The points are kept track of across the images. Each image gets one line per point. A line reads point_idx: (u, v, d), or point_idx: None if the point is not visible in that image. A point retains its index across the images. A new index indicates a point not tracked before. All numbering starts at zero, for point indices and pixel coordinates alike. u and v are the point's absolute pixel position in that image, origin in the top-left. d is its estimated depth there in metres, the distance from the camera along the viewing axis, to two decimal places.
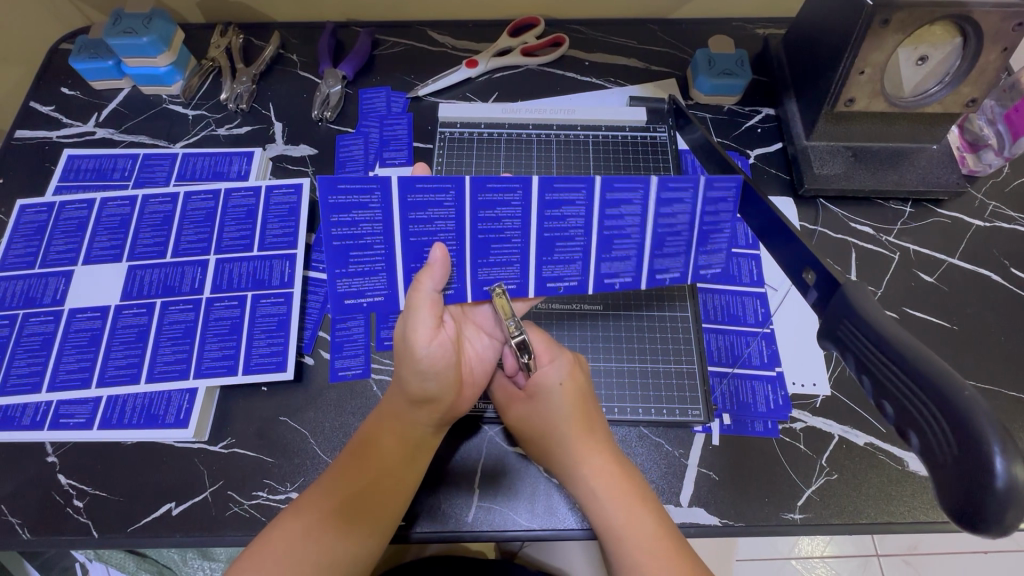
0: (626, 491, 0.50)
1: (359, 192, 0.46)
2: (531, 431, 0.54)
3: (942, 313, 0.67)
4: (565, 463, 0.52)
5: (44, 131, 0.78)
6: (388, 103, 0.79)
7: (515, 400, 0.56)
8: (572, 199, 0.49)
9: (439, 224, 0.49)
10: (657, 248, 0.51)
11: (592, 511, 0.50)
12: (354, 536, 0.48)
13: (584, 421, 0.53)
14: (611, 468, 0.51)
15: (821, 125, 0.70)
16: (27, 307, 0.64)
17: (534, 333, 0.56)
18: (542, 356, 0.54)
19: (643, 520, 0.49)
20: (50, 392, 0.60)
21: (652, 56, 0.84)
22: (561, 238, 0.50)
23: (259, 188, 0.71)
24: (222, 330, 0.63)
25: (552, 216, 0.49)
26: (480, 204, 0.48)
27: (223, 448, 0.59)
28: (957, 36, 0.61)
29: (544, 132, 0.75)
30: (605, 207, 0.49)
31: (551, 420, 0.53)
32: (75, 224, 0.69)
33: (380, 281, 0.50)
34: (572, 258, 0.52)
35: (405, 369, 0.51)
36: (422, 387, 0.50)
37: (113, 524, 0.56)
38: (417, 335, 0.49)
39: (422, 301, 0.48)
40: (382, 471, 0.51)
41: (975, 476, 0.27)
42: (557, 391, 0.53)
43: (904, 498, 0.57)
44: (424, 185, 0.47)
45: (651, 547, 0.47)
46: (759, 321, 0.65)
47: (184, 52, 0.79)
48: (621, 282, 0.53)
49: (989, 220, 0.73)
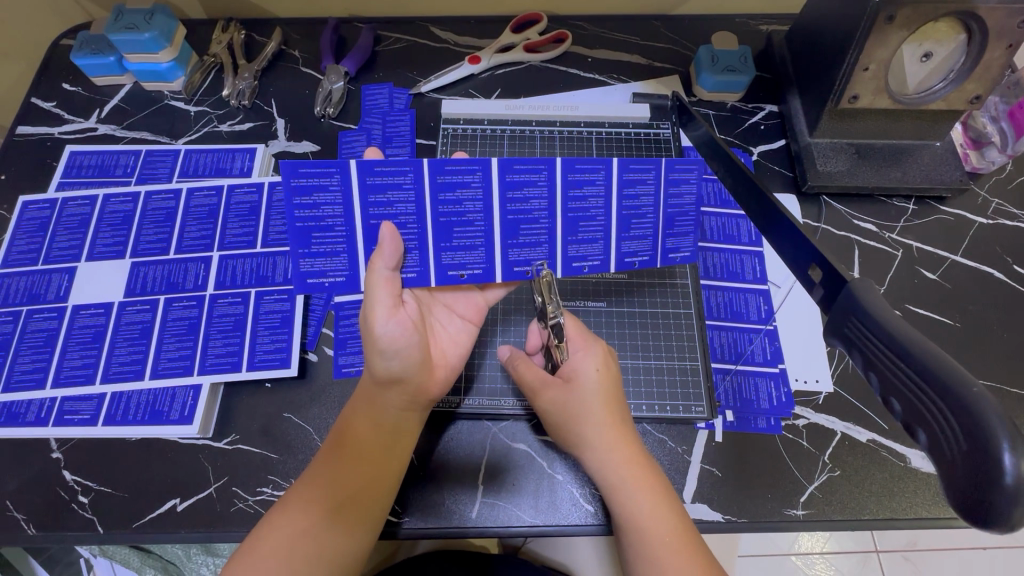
0: (649, 484, 0.51)
1: (319, 175, 0.46)
2: (562, 417, 0.53)
3: (944, 311, 0.67)
4: (595, 451, 0.52)
5: (46, 127, 0.77)
6: (390, 99, 0.78)
7: (548, 385, 0.54)
8: (533, 180, 0.49)
9: (399, 207, 0.48)
10: (624, 231, 0.52)
11: (615, 502, 0.50)
12: (342, 528, 0.48)
13: (616, 410, 0.53)
14: (636, 460, 0.52)
15: (825, 121, 0.70)
16: (30, 303, 0.64)
17: (569, 320, 0.57)
18: (576, 343, 0.55)
19: (665, 513, 0.49)
20: (54, 389, 0.60)
21: (655, 52, 0.84)
22: (525, 220, 0.50)
23: (261, 184, 0.71)
24: (225, 327, 0.63)
25: (514, 198, 0.49)
26: (439, 186, 0.48)
27: (227, 444, 0.59)
28: (962, 33, 0.61)
29: (547, 129, 0.75)
30: (568, 190, 0.49)
31: (586, 407, 0.52)
32: (77, 220, 0.69)
33: (341, 262, 0.50)
34: (538, 241, 0.51)
35: (369, 350, 0.51)
36: (385, 367, 0.51)
37: (118, 520, 0.56)
38: (376, 314, 0.49)
39: (377, 280, 0.48)
40: (361, 462, 0.51)
41: (983, 474, 0.27)
42: (594, 379, 0.53)
43: (906, 494, 0.58)
44: (383, 167, 0.46)
45: (671, 540, 0.48)
46: (762, 317, 0.66)
47: (186, 48, 0.79)
48: (590, 265, 0.53)
49: (992, 217, 0.73)
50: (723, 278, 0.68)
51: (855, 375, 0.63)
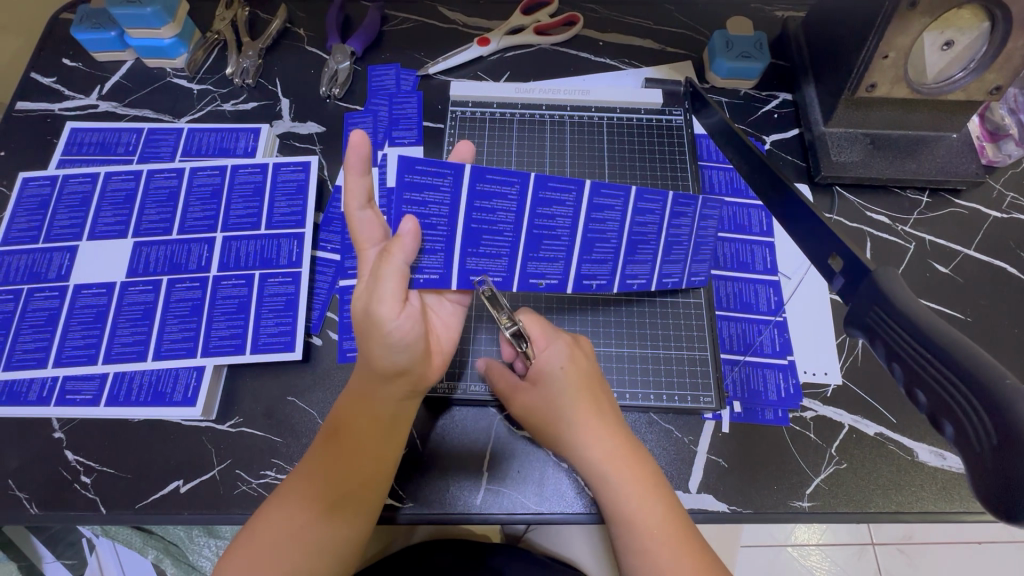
0: (638, 475, 0.50)
1: (434, 174, 0.49)
2: (535, 418, 0.54)
3: (955, 305, 0.66)
4: (577, 445, 0.52)
5: (46, 103, 0.76)
6: (397, 80, 0.77)
7: (518, 389, 0.55)
8: (610, 205, 0.55)
9: (500, 214, 0.52)
10: (666, 254, 0.59)
11: (604, 495, 0.50)
12: (342, 519, 0.48)
13: (593, 404, 0.53)
14: (623, 452, 0.51)
15: (841, 109, 0.69)
16: (31, 282, 0.63)
17: (530, 321, 0.57)
18: (539, 342, 0.55)
19: (653, 505, 0.49)
20: (56, 367, 0.59)
21: (668, 38, 0.82)
22: (599, 239, 0.56)
23: (266, 165, 0.70)
24: (230, 309, 0.62)
25: (594, 218, 0.56)
26: (539, 201, 0.53)
27: (231, 427, 0.59)
28: (986, 20, 0.59)
29: (558, 113, 0.73)
30: (635, 215, 0.56)
31: (556, 404, 0.53)
32: (79, 199, 0.68)
33: (437, 261, 0.52)
34: (606, 259, 0.58)
35: (371, 341, 0.48)
36: (390, 361, 0.49)
37: (121, 501, 0.56)
38: (383, 308, 0.47)
39: (389, 271, 0.47)
40: (360, 453, 0.50)
41: (1017, 471, 0.26)
42: (560, 374, 0.53)
43: (912, 488, 0.57)
44: (494, 176, 0.51)
45: (661, 531, 0.48)
46: (772, 309, 0.65)
47: (189, 24, 0.77)
48: (638, 283, 0.60)
49: (1007, 211, 0.72)
50: (734, 268, 0.67)
51: (864, 368, 0.62)
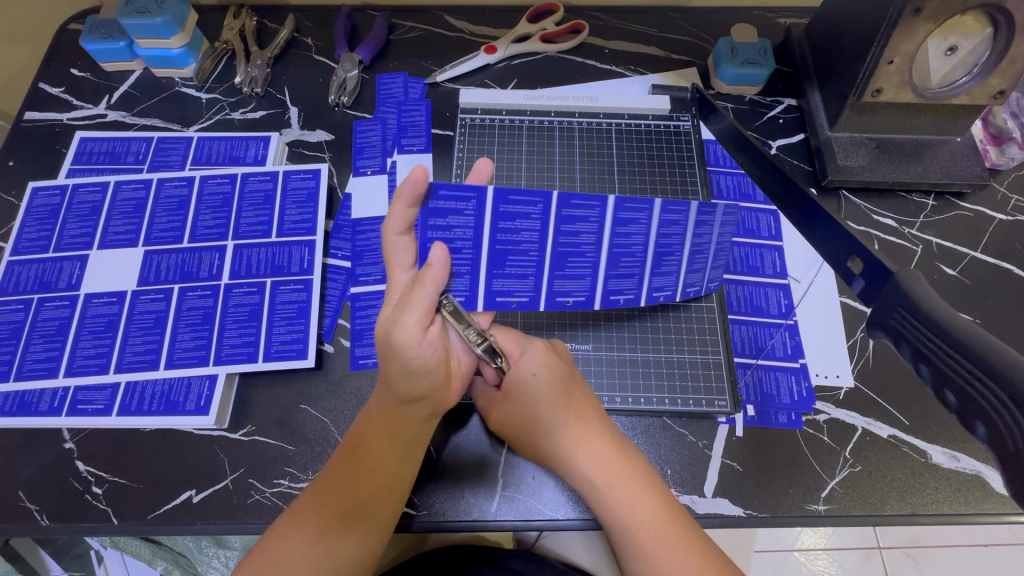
0: (627, 476, 0.50)
1: (456, 199, 0.47)
2: (517, 429, 0.54)
3: (964, 307, 0.67)
4: (561, 453, 0.52)
5: (54, 113, 0.76)
6: (405, 89, 0.77)
7: (496, 402, 0.56)
8: (636, 217, 0.52)
9: (524, 234, 0.52)
10: (691, 263, 0.59)
11: (596, 501, 0.51)
12: (352, 536, 0.48)
13: (571, 409, 0.53)
14: (609, 456, 0.51)
15: (846, 114, 0.70)
16: (42, 291, 0.63)
17: (500, 332, 0.56)
18: (512, 353, 0.55)
19: (646, 505, 0.49)
20: (67, 377, 0.59)
21: (673, 45, 0.83)
22: (625, 253, 0.55)
23: (276, 173, 0.70)
24: (241, 317, 0.62)
25: (619, 233, 0.53)
26: (563, 218, 0.51)
27: (244, 435, 0.58)
28: (988, 26, 0.61)
29: (566, 120, 0.74)
30: (662, 226, 0.53)
31: (535, 413, 0.53)
32: (89, 208, 0.67)
33: (463, 283, 0.54)
34: (632, 273, 0.58)
35: (392, 367, 0.48)
36: (411, 386, 0.49)
37: (134, 511, 0.55)
38: (405, 336, 0.46)
39: (420, 300, 0.46)
40: (374, 472, 0.50)
41: None
42: (533, 381, 0.53)
43: (927, 490, 0.58)
44: (516, 198, 0.49)
45: (656, 532, 0.48)
46: (782, 312, 0.65)
47: (197, 34, 0.77)
48: (664, 294, 0.61)
49: (1012, 213, 0.72)
50: (743, 273, 0.67)
51: (876, 371, 0.63)
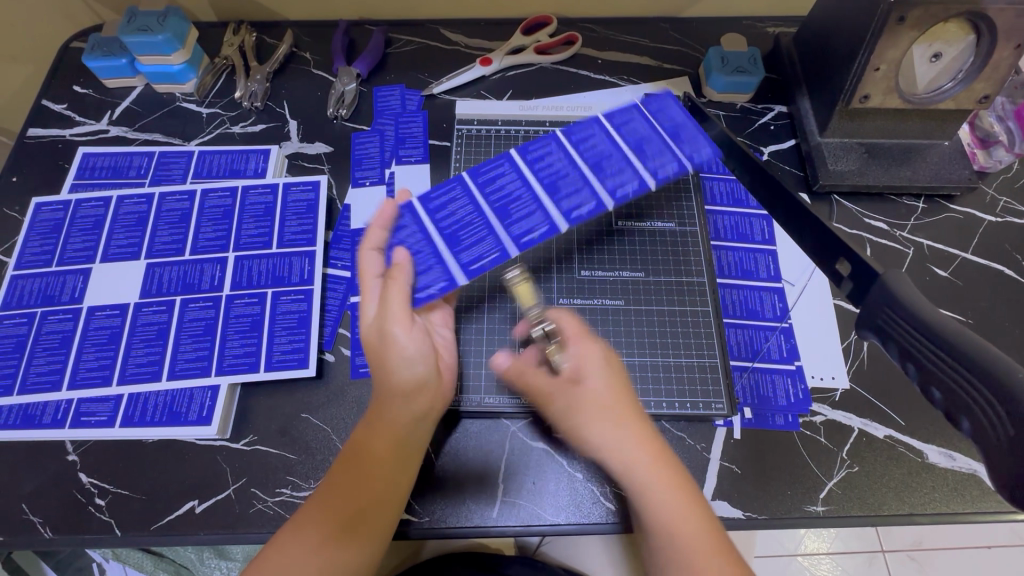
0: (678, 483, 0.49)
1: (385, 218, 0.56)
2: (573, 421, 0.53)
3: (955, 308, 0.68)
4: (614, 450, 0.50)
5: (57, 129, 0.77)
6: (403, 101, 0.79)
7: (557, 391, 0.54)
8: (550, 151, 0.59)
9: (453, 206, 0.57)
10: (643, 155, 0.58)
11: (642, 506, 0.49)
12: (352, 544, 0.48)
13: (630, 410, 0.52)
14: (661, 460, 0.50)
15: (835, 121, 0.71)
16: (45, 305, 0.64)
17: (568, 318, 0.57)
18: (572, 341, 0.55)
19: (693, 517, 0.47)
20: (71, 390, 0.59)
21: (665, 54, 0.85)
22: (559, 178, 0.58)
23: (276, 185, 0.71)
24: (243, 327, 0.63)
25: (541, 168, 0.58)
26: (482, 185, 0.58)
27: (246, 445, 0.59)
28: (971, 33, 0.62)
29: (561, 130, 0.75)
30: (578, 146, 0.59)
31: (597, 407, 0.52)
32: (91, 222, 0.68)
33: (436, 274, 0.54)
34: (579, 188, 0.57)
35: (387, 361, 0.52)
36: (405, 377, 0.52)
37: (138, 523, 0.56)
38: (393, 326, 0.52)
39: (398, 292, 0.52)
40: (374, 481, 0.50)
41: None
42: (599, 373, 0.53)
43: (924, 490, 0.58)
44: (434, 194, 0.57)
45: (702, 546, 0.46)
46: (777, 315, 0.66)
47: (198, 50, 0.79)
48: (631, 188, 0.56)
49: (1001, 215, 0.73)
50: (738, 276, 0.68)
51: (871, 372, 0.63)
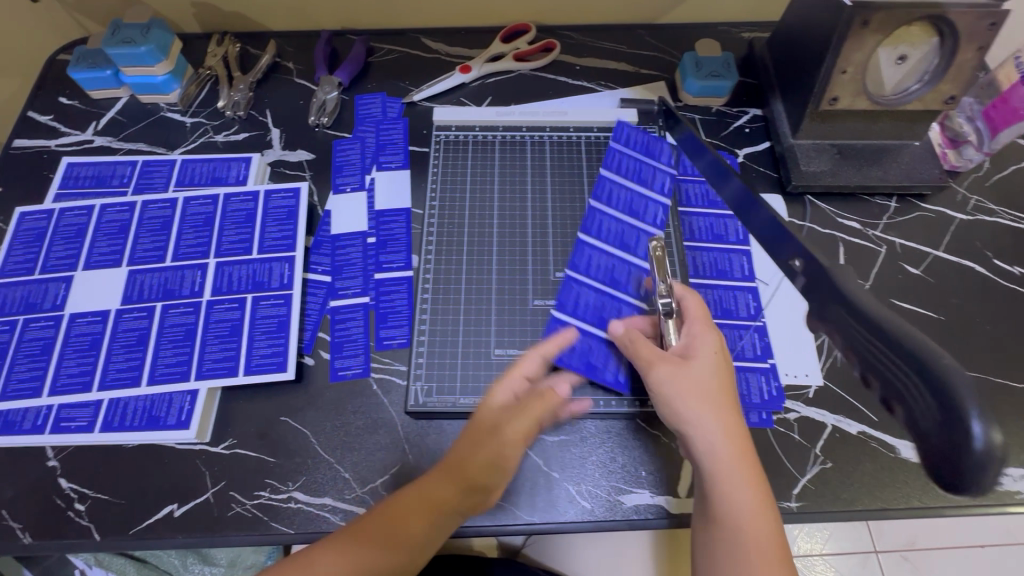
0: (754, 482, 0.50)
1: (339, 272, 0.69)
2: (664, 398, 0.53)
3: (928, 305, 0.69)
4: (702, 437, 0.51)
5: (43, 140, 0.78)
6: (383, 108, 0.80)
7: (663, 359, 0.54)
8: (599, 220, 0.69)
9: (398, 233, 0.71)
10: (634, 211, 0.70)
11: (719, 495, 0.49)
12: (383, 554, 0.48)
13: (726, 403, 0.52)
14: (747, 458, 0.50)
15: (808, 123, 0.73)
16: (27, 312, 0.65)
17: (692, 298, 0.57)
18: (697, 322, 0.55)
19: (763, 519, 0.48)
20: (51, 396, 0.60)
21: (642, 60, 0.87)
22: (613, 268, 0.66)
23: (257, 193, 0.72)
24: (223, 332, 0.64)
25: (585, 261, 0.67)
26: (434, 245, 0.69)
27: (225, 449, 0.60)
28: (935, 36, 0.64)
29: (538, 135, 0.77)
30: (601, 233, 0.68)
31: (696, 391, 0.52)
32: (74, 230, 0.69)
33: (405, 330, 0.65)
34: (615, 263, 0.67)
35: (472, 448, 0.52)
36: (483, 473, 0.51)
37: (116, 527, 0.56)
38: (509, 426, 0.52)
39: (538, 410, 0.54)
40: (415, 511, 0.50)
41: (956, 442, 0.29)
42: (710, 358, 0.53)
43: (897, 485, 0.59)
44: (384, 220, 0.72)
45: (768, 546, 0.47)
46: (751, 314, 0.67)
47: (182, 61, 0.80)
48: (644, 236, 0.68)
49: (972, 213, 0.75)
50: (713, 277, 0.69)
51: (844, 369, 0.64)
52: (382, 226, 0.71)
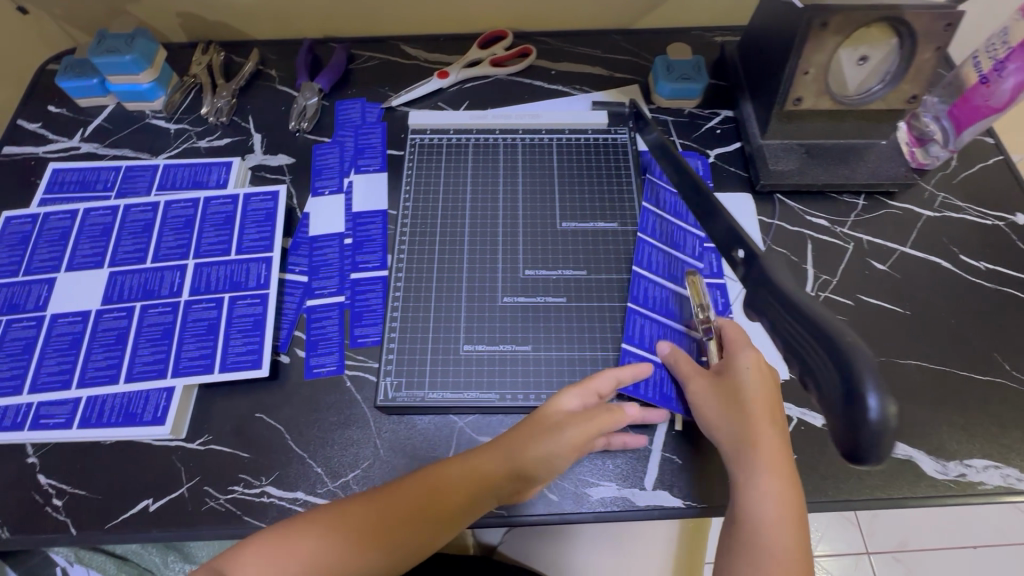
0: (787, 494, 0.50)
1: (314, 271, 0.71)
2: (706, 406, 0.56)
3: (894, 300, 0.70)
4: (736, 441, 0.53)
5: (30, 147, 0.80)
6: (363, 114, 0.82)
7: (700, 373, 0.59)
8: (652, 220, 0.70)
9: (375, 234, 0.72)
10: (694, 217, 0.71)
11: (743, 498, 0.51)
12: (384, 555, 0.48)
13: (767, 415, 0.54)
14: (781, 468, 0.52)
15: (775, 123, 0.74)
16: (10, 313, 0.66)
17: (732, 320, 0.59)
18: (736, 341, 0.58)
19: (789, 529, 0.49)
20: (31, 394, 0.62)
21: (617, 64, 0.88)
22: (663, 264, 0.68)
23: (237, 196, 0.74)
24: (200, 331, 0.65)
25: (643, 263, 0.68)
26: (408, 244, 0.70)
27: (201, 445, 0.61)
28: (894, 36, 0.65)
29: (511, 137, 0.78)
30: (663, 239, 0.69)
31: (735, 399, 0.55)
32: (59, 233, 0.71)
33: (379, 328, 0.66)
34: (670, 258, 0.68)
35: (522, 444, 0.53)
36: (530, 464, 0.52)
37: (91, 522, 0.57)
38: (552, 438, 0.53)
39: (593, 422, 0.54)
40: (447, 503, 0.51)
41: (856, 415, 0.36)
42: (747, 375, 0.55)
43: (861, 477, 0.59)
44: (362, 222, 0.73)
45: (786, 556, 0.48)
46: (721, 311, 0.67)
47: (166, 69, 0.82)
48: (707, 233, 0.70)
49: (939, 210, 0.76)
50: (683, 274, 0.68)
51: None
52: (359, 227, 0.73)
